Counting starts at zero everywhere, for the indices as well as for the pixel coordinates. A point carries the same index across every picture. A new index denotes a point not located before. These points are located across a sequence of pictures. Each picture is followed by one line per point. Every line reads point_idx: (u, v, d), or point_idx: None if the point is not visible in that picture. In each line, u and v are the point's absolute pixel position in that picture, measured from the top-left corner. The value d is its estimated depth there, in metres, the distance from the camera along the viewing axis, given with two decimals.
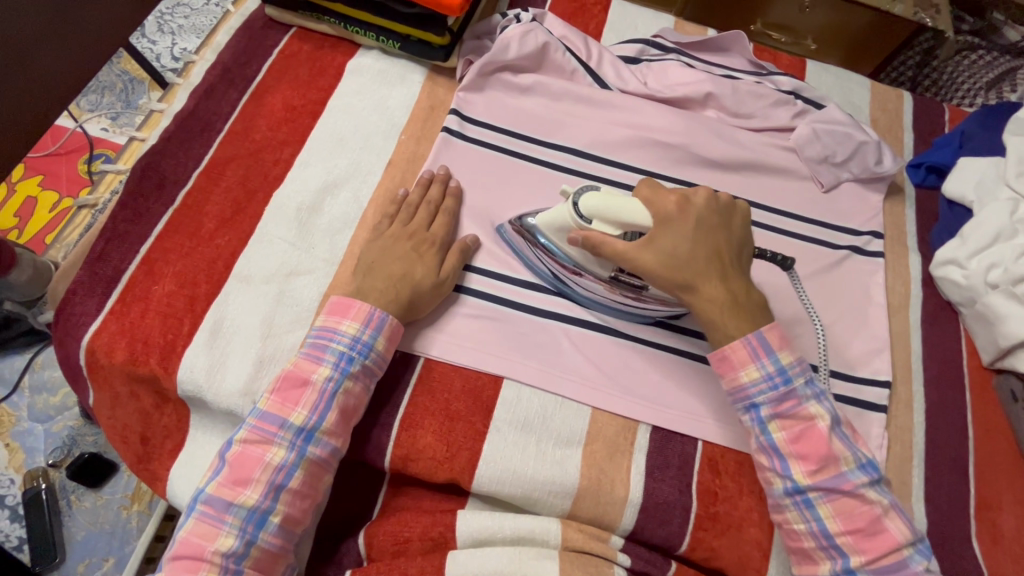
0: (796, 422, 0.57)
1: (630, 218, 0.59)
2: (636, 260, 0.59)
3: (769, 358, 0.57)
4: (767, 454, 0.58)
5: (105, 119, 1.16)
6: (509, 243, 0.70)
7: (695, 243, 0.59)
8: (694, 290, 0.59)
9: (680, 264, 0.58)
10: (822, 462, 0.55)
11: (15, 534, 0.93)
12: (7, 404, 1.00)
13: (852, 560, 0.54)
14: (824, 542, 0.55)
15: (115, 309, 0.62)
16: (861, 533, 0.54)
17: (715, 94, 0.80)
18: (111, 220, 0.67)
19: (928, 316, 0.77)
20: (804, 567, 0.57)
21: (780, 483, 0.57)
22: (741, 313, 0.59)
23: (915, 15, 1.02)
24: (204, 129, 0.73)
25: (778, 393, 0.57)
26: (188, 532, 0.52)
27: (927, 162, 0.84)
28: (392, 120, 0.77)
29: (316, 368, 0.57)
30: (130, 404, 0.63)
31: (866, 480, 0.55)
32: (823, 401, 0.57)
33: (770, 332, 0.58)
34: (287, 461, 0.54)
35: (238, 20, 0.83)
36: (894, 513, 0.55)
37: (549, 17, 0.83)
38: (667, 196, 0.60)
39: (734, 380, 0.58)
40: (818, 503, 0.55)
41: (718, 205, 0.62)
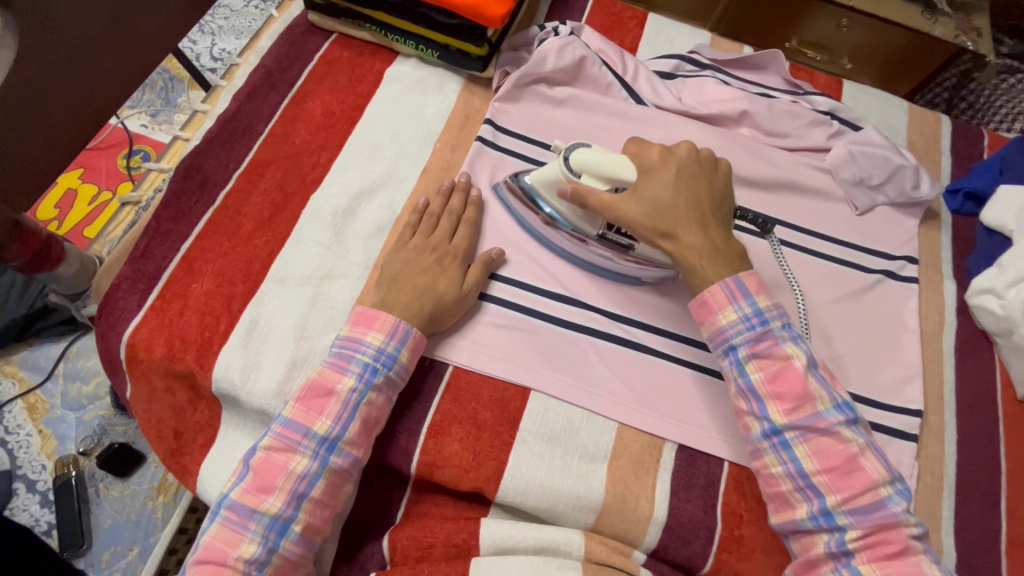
0: (773, 362, 0.57)
1: (616, 173, 0.61)
2: (620, 209, 0.61)
3: (746, 299, 0.58)
4: (745, 397, 0.58)
5: (145, 116, 1.19)
6: (505, 204, 0.73)
7: (676, 191, 0.61)
8: (674, 235, 0.60)
9: (662, 210, 0.60)
10: (798, 400, 0.55)
11: (44, 519, 0.95)
12: (41, 391, 1.03)
13: (829, 500, 0.53)
14: (801, 483, 0.55)
15: (155, 305, 0.64)
16: (837, 472, 0.54)
17: (751, 112, 0.80)
18: (155, 218, 0.68)
19: (961, 345, 0.75)
20: (782, 514, 0.57)
21: (758, 426, 0.57)
22: (720, 259, 0.59)
23: (956, 38, 1.00)
24: (246, 130, 0.74)
25: (756, 332, 0.57)
26: (212, 536, 0.53)
27: (965, 188, 0.83)
28: (428, 128, 0.78)
29: (340, 378, 0.57)
30: (165, 399, 0.64)
31: (842, 419, 0.55)
32: (800, 342, 0.58)
33: (749, 277, 0.59)
34: (309, 470, 0.54)
35: (282, 25, 0.85)
36: (870, 452, 0.55)
37: (586, 30, 0.83)
38: (650, 148, 0.63)
39: (714, 324, 0.59)
40: (795, 443, 0.55)
41: (700, 158, 0.63)
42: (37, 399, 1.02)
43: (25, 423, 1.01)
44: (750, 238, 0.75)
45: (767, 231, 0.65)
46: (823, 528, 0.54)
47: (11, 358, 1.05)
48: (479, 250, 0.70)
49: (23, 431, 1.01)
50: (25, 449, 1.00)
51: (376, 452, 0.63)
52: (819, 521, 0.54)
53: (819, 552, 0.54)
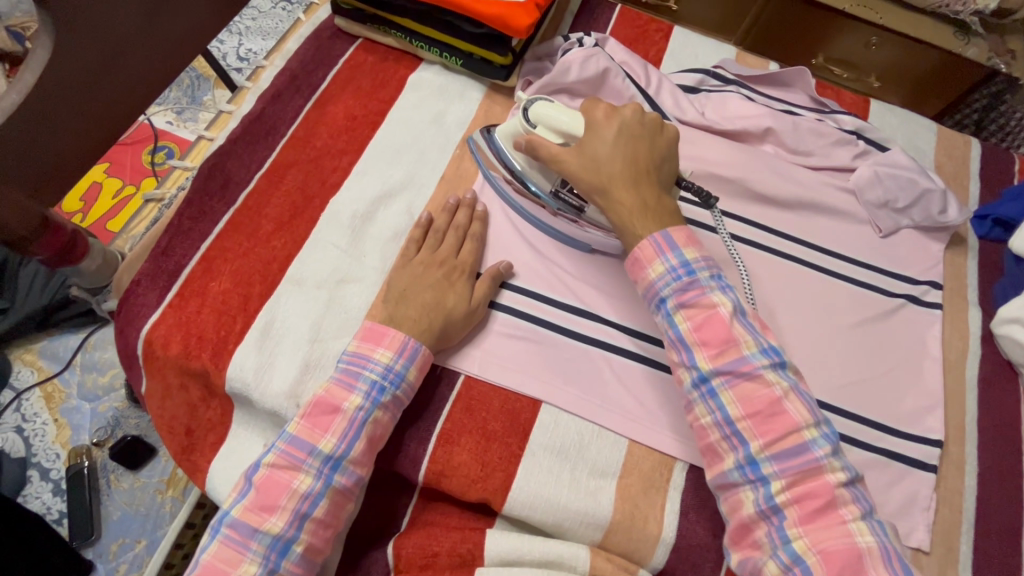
0: (699, 310, 0.55)
1: (568, 126, 0.63)
2: (563, 162, 0.62)
3: (673, 252, 0.57)
4: (676, 348, 0.56)
5: (170, 113, 1.21)
6: (498, 190, 0.73)
7: (615, 146, 0.60)
8: (607, 191, 0.60)
9: (598, 166, 0.60)
10: (722, 346, 0.54)
11: (56, 507, 0.96)
12: (59, 380, 1.05)
13: (753, 447, 0.52)
14: (727, 431, 0.53)
15: (173, 302, 0.64)
16: (760, 417, 0.52)
17: (775, 130, 0.79)
18: (178, 216, 0.69)
19: (985, 375, 0.73)
20: (714, 468, 0.55)
21: (687, 376, 0.55)
22: (650, 216, 0.59)
23: (989, 61, 0.99)
24: (269, 132, 0.75)
25: (682, 282, 0.56)
26: (212, 555, 0.52)
27: (993, 214, 0.81)
28: (448, 136, 0.78)
29: (347, 396, 0.57)
30: (179, 395, 0.65)
31: (766, 362, 0.53)
32: (727, 291, 0.56)
33: (679, 231, 0.58)
34: (312, 489, 0.54)
35: (309, 29, 0.86)
36: (795, 396, 0.53)
37: (610, 42, 0.83)
38: (598, 106, 0.63)
39: (645, 279, 0.58)
40: (721, 390, 0.53)
41: (644, 119, 0.62)
42: (55, 388, 1.04)
43: (41, 411, 1.03)
44: (766, 256, 0.74)
45: (711, 205, 0.65)
46: (749, 481, 0.52)
47: (31, 347, 1.07)
48: (486, 264, 0.69)
49: (39, 420, 1.02)
50: (40, 438, 1.01)
51: (387, 459, 0.62)
52: (745, 471, 0.52)
53: (747, 510, 0.52)
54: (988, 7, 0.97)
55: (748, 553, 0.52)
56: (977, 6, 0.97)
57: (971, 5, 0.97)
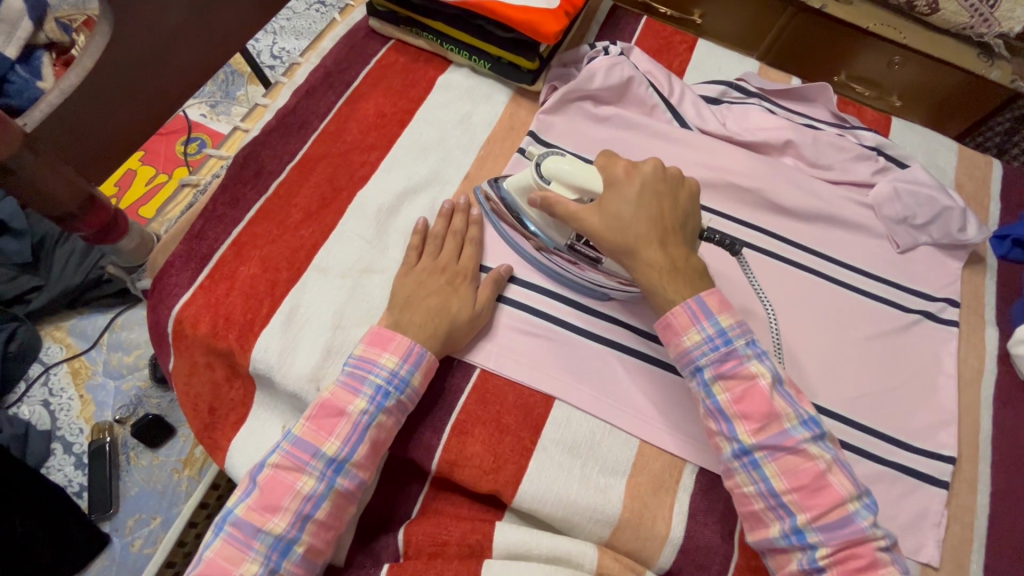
0: (738, 382, 0.56)
1: (582, 181, 0.63)
2: (584, 219, 0.61)
3: (709, 320, 0.57)
4: (714, 417, 0.57)
5: (205, 106, 1.25)
6: (504, 236, 0.72)
7: (639, 206, 0.60)
8: (633, 253, 0.60)
9: (622, 226, 0.60)
10: (764, 419, 0.55)
11: (77, 480, 0.99)
12: (86, 357, 1.08)
13: (800, 518, 0.53)
14: (772, 502, 0.54)
15: (204, 284, 0.67)
16: (806, 491, 0.53)
17: (795, 142, 0.80)
18: (212, 201, 0.72)
19: (1001, 394, 0.73)
20: (756, 532, 0.56)
21: (728, 446, 0.56)
22: (680, 278, 0.59)
23: (1012, 83, 0.99)
24: (301, 126, 0.78)
25: (720, 353, 0.57)
26: (215, 552, 0.53)
27: (1013, 235, 0.81)
28: (474, 136, 0.80)
29: (352, 399, 0.58)
30: (205, 374, 0.67)
31: (809, 436, 0.54)
32: (764, 360, 0.57)
33: (711, 297, 0.58)
34: (315, 490, 0.55)
35: (344, 29, 0.89)
36: (837, 468, 0.54)
37: (635, 51, 0.85)
38: (616, 163, 0.63)
39: (679, 346, 0.58)
40: (764, 463, 0.54)
41: (666, 175, 0.63)
42: (82, 364, 1.07)
43: (68, 386, 1.06)
44: (779, 265, 0.75)
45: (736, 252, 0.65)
46: (796, 548, 0.53)
47: (61, 324, 1.10)
48: (492, 265, 0.70)
49: (65, 395, 1.05)
50: (65, 412, 1.04)
51: (401, 444, 0.64)
52: (791, 539, 0.53)
53: (794, 572, 0.53)
54: (1013, 30, 0.96)
55: None
56: (1002, 29, 0.96)
57: (995, 28, 0.97)
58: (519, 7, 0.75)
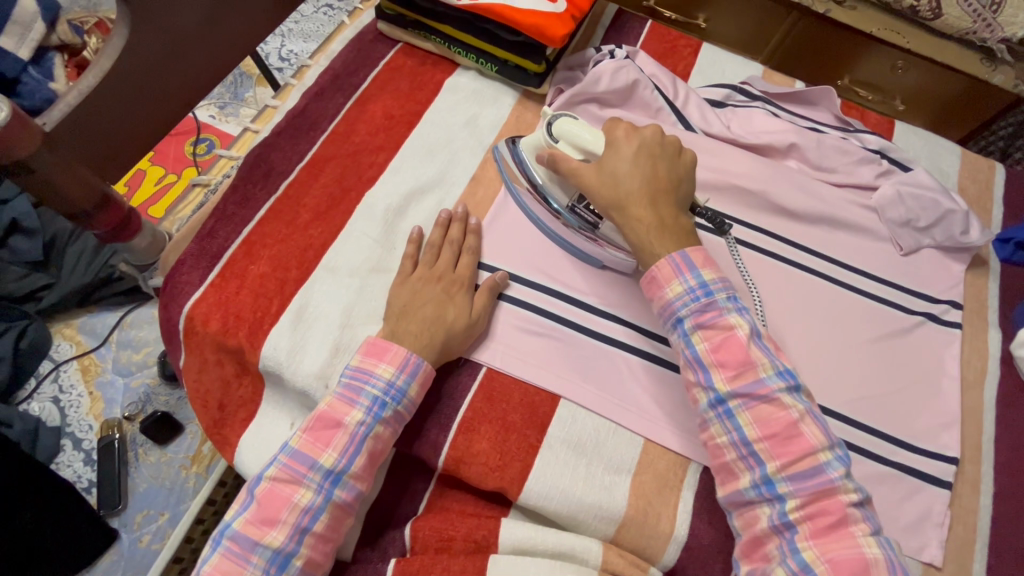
0: (717, 332, 0.57)
1: (587, 143, 0.66)
2: (582, 175, 0.65)
3: (692, 273, 0.58)
4: (693, 368, 0.57)
5: (213, 107, 1.26)
6: (511, 192, 0.76)
7: (635, 165, 0.63)
8: (624, 208, 0.62)
9: (617, 183, 0.63)
10: (740, 368, 0.55)
11: (86, 476, 1.00)
12: (95, 355, 1.09)
13: (769, 467, 0.53)
14: (744, 452, 0.55)
15: (214, 282, 0.68)
16: (776, 439, 0.54)
17: (799, 145, 0.81)
18: (222, 202, 0.73)
19: (1004, 396, 0.74)
20: (728, 486, 0.56)
21: (704, 397, 0.57)
22: (667, 234, 0.61)
23: (1016, 88, 1.00)
24: (311, 127, 0.79)
25: (700, 304, 0.58)
26: (214, 566, 0.54)
27: (1016, 238, 0.82)
28: (481, 137, 0.81)
29: (349, 410, 0.58)
30: (214, 371, 0.68)
31: (783, 386, 0.55)
32: (744, 313, 0.58)
33: (696, 252, 0.60)
34: (313, 503, 0.56)
35: (353, 32, 0.90)
36: (810, 419, 0.54)
37: (640, 55, 0.85)
38: (619, 126, 0.66)
39: (662, 299, 0.60)
40: (737, 412, 0.55)
41: (665, 141, 0.65)
42: (91, 362, 1.08)
43: (77, 383, 1.07)
44: (783, 267, 0.75)
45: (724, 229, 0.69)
46: (765, 498, 0.54)
47: (71, 322, 1.11)
48: (489, 267, 0.71)
49: (75, 392, 1.06)
50: (75, 409, 1.05)
51: (407, 442, 0.65)
52: (761, 490, 0.54)
53: (762, 525, 0.53)
54: (1016, 35, 0.97)
55: (759, 564, 0.53)
56: (1005, 34, 0.97)
57: (997, 33, 0.98)
58: (526, 10, 0.76)
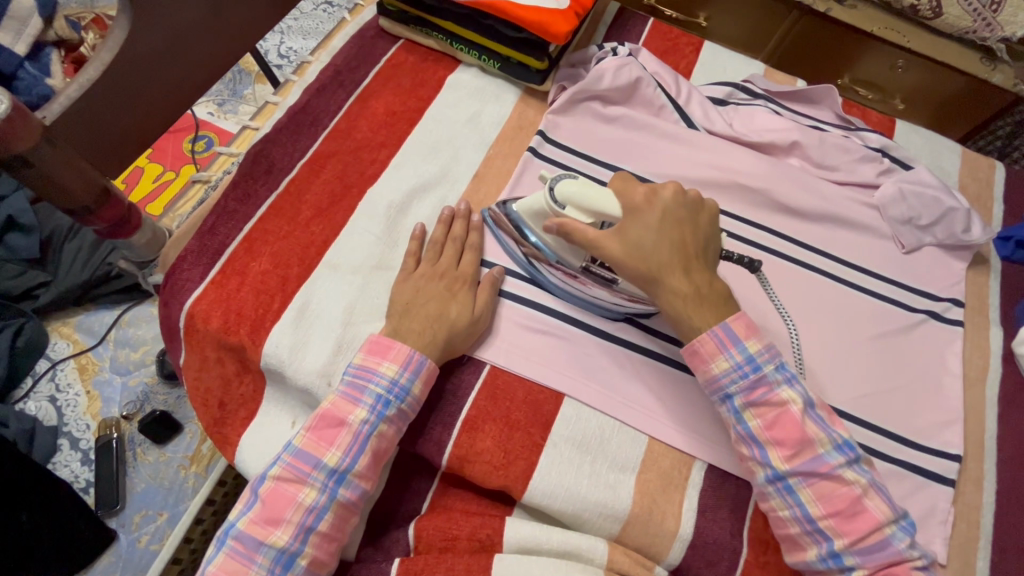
0: (769, 408, 0.57)
1: (599, 207, 0.60)
2: (605, 248, 0.60)
3: (737, 347, 0.58)
4: (746, 443, 0.59)
5: (212, 105, 1.25)
6: (503, 245, 0.71)
7: (660, 234, 0.60)
8: (658, 280, 0.59)
9: (644, 253, 0.59)
10: (797, 446, 0.56)
11: (84, 476, 0.99)
12: (93, 353, 1.08)
13: (837, 543, 0.54)
14: (808, 527, 0.56)
15: (215, 280, 0.67)
16: (843, 516, 0.55)
17: (801, 143, 0.81)
18: (223, 197, 0.72)
19: (1006, 394, 0.74)
20: (793, 555, 0.58)
21: (761, 471, 0.58)
22: (705, 304, 0.59)
23: (1015, 87, 1.00)
24: (312, 123, 0.78)
25: (749, 380, 0.58)
26: (218, 566, 0.54)
27: (1017, 236, 0.82)
28: (483, 134, 0.80)
29: (353, 409, 0.58)
30: (215, 369, 0.67)
31: (843, 460, 0.56)
32: (794, 385, 0.58)
33: (736, 322, 0.59)
34: (317, 502, 0.55)
35: (354, 28, 0.90)
36: (873, 492, 0.55)
37: (643, 53, 0.85)
38: (635, 188, 0.62)
39: (709, 374, 0.59)
40: (798, 488, 0.56)
41: (685, 199, 0.62)
42: (88, 361, 1.07)
43: (74, 382, 1.06)
44: (785, 264, 0.75)
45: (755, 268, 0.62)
46: (834, 571, 0.55)
47: (68, 320, 1.10)
48: (491, 262, 0.70)
49: (72, 391, 1.05)
50: (72, 408, 1.04)
51: (410, 440, 0.64)
52: (828, 563, 0.55)
53: None
54: (1016, 35, 0.97)
55: None
56: (1004, 34, 0.97)
57: (997, 32, 0.98)
58: (529, 7, 0.75)
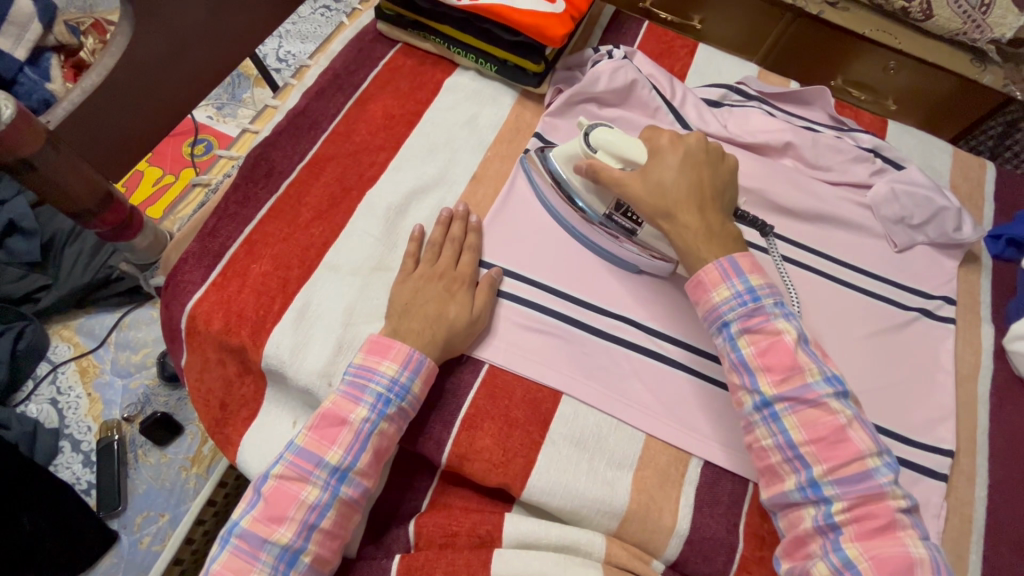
0: (764, 336, 0.57)
1: (629, 152, 0.66)
2: (628, 185, 0.65)
3: (739, 277, 0.59)
4: (738, 371, 0.58)
5: (211, 108, 1.26)
6: (534, 186, 0.77)
7: (681, 173, 0.64)
8: (672, 214, 0.63)
9: (664, 191, 0.63)
10: (787, 372, 0.56)
11: (85, 478, 1.00)
12: (93, 356, 1.08)
13: (815, 471, 0.54)
14: (789, 454, 0.55)
15: (216, 282, 0.68)
16: (823, 443, 0.54)
17: (795, 144, 0.82)
18: (224, 201, 0.73)
19: (997, 390, 0.75)
20: (772, 488, 0.57)
21: (749, 399, 0.58)
22: (714, 241, 0.62)
23: (1005, 88, 1.02)
24: (311, 127, 0.79)
25: (747, 308, 0.58)
26: (223, 564, 0.55)
27: (1007, 234, 0.83)
28: (481, 137, 0.81)
29: (354, 408, 0.59)
30: (217, 370, 0.68)
31: (830, 391, 0.55)
32: (791, 319, 0.58)
33: (743, 257, 0.60)
34: (320, 500, 0.56)
35: (353, 32, 0.91)
36: (858, 424, 0.55)
37: (638, 55, 0.86)
38: (662, 134, 0.66)
39: (708, 302, 0.60)
40: (784, 415, 0.55)
41: (708, 147, 0.66)
42: (89, 363, 1.08)
43: (75, 385, 1.07)
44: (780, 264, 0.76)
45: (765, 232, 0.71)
46: (810, 500, 0.54)
47: (68, 323, 1.11)
48: (490, 263, 0.71)
49: (73, 393, 1.06)
50: (73, 410, 1.05)
51: (410, 439, 0.65)
52: (806, 492, 0.54)
53: (806, 526, 0.54)
54: (1005, 36, 0.99)
55: (801, 563, 0.54)
56: (994, 35, 0.99)
57: (987, 33, 0.99)
58: (526, 11, 0.76)
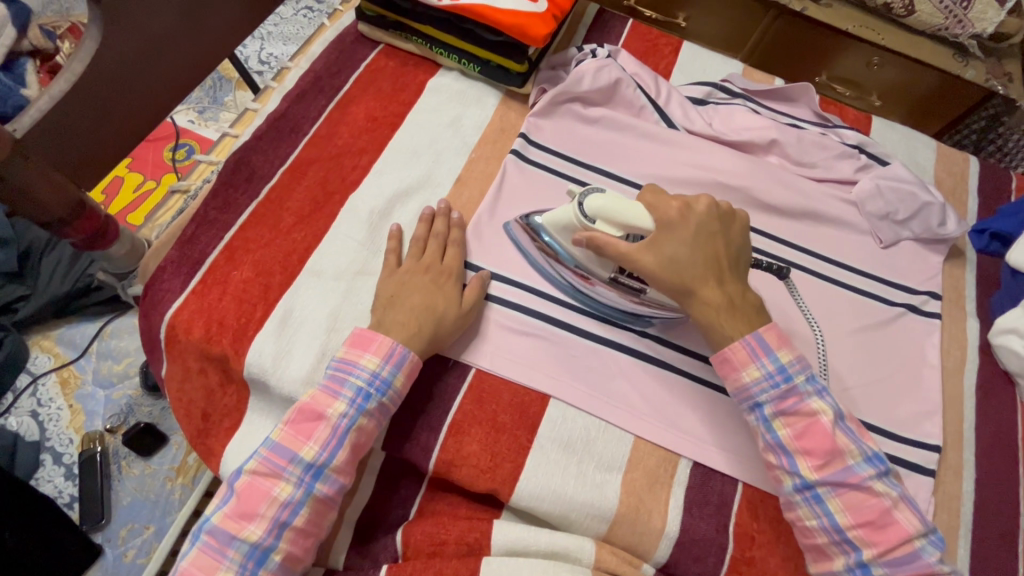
0: (799, 419, 0.58)
1: (632, 221, 0.61)
2: (637, 261, 0.60)
3: (769, 357, 0.58)
4: (774, 451, 0.59)
5: (193, 112, 1.25)
6: (527, 255, 0.72)
7: (695, 247, 0.60)
8: (692, 292, 0.60)
9: (679, 267, 0.59)
10: (827, 456, 0.56)
11: (67, 491, 0.98)
12: (75, 366, 1.07)
13: (865, 554, 0.55)
14: (836, 537, 0.56)
15: (196, 289, 0.67)
16: (871, 526, 0.55)
17: (780, 141, 0.82)
18: (203, 207, 0.72)
19: (983, 383, 0.75)
20: (819, 564, 0.58)
21: (788, 480, 0.58)
22: (738, 316, 0.60)
23: (987, 83, 1.03)
24: (293, 130, 0.78)
25: (780, 390, 0.58)
26: (190, 562, 0.54)
27: (991, 229, 0.84)
28: (464, 139, 0.80)
29: (332, 403, 0.58)
30: (198, 380, 0.67)
31: (873, 472, 0.56)
32: (824, 396, 0.58)
33: (769, 332, 0.59)
34: (293, 497, 0.55)
35: (334, 33, 0.90)
36: (903, 504, 0.56)
37: (622, 54, 0.86)
38: (667, 201, 0.61)
39: (738, 381, 0.59)
40: (827, 498, 0.56)
41: (717, 211, 0.62)
42: (70, 374, 1.06)
43: (56, 397, 1.05)
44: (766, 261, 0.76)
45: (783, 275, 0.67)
46: None
47: (49, 333, 1.09)
48: (477, 264, 0.70)
49: (54, 405, 1.04)
50: (54, 422, 1.03)
51: (396, 447, 0.64)
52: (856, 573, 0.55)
53: None
54: (986, 31, 0.99)
55: None
56: (975, 30, 0.99)
57: (969, 29, 1.00)
58: (508, 10, 0.76)
